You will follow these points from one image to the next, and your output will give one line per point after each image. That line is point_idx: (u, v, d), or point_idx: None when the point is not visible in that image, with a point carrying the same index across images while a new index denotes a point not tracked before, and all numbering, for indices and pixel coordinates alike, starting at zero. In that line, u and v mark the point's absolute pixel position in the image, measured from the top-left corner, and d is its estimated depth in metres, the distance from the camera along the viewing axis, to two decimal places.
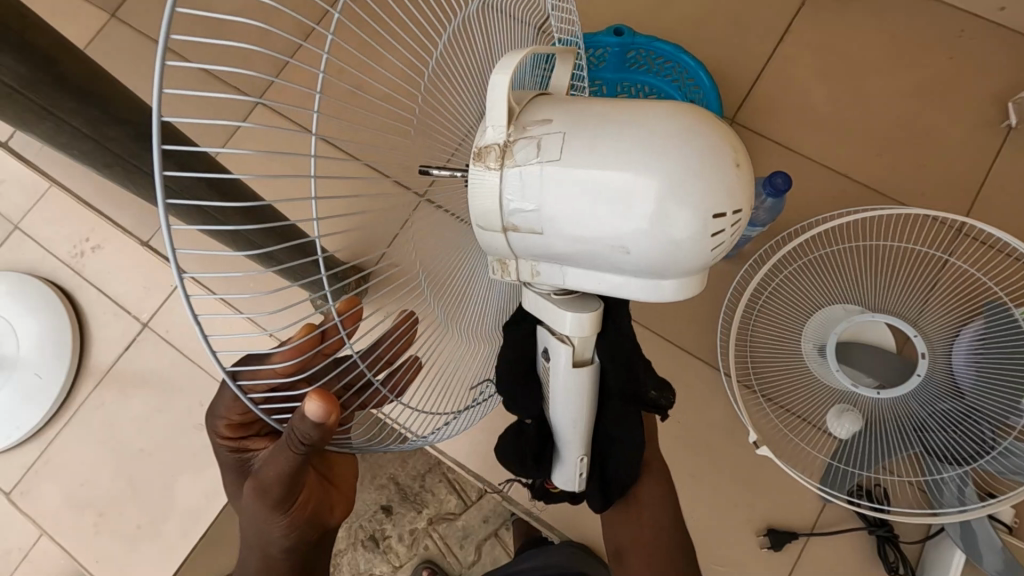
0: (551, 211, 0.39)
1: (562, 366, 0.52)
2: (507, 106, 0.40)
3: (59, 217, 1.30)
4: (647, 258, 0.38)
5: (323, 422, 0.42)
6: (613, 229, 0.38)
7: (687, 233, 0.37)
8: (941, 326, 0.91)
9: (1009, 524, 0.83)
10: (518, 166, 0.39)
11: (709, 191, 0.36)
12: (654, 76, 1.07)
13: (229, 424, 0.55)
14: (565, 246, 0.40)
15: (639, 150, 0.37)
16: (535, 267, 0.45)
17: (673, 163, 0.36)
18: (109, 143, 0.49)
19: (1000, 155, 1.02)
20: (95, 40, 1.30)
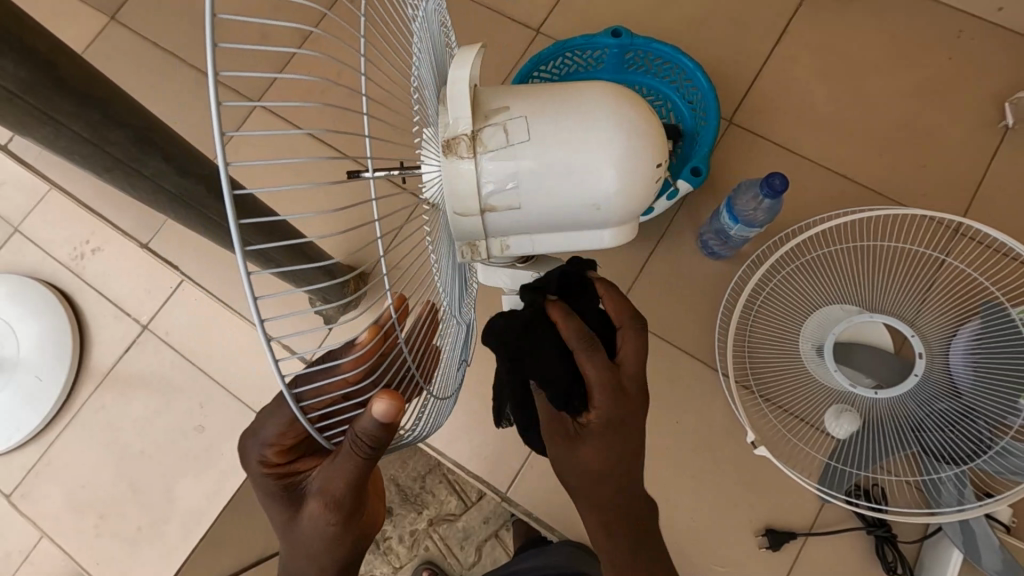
0: (526, 190, 0.43)
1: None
2: (469, 101, 0.43)
3: (59, 220, 1.30)
4: (614, 212, 0.44)
5: (389, 421, 0.42)
6: (582, 195, 0.43)
7: (641, 183, 0.44)
8: (937, 326, 0.92)
9: (1007, 524, 0.83)
10: (491, 152, 0.42)
11: (648, 144, 0.43)
12: (653, 76, 1.08)
13: (279, 450, 0.52)
14: (540, 216, 0.45)
15: (592, 122, 0.42)
16: (504, 243, 0.47)
17: (621, 129, 0.42)
18: (109, 146, 0.49)
19: (997, 155, 1.02)
20: (95, 42, 1.30)
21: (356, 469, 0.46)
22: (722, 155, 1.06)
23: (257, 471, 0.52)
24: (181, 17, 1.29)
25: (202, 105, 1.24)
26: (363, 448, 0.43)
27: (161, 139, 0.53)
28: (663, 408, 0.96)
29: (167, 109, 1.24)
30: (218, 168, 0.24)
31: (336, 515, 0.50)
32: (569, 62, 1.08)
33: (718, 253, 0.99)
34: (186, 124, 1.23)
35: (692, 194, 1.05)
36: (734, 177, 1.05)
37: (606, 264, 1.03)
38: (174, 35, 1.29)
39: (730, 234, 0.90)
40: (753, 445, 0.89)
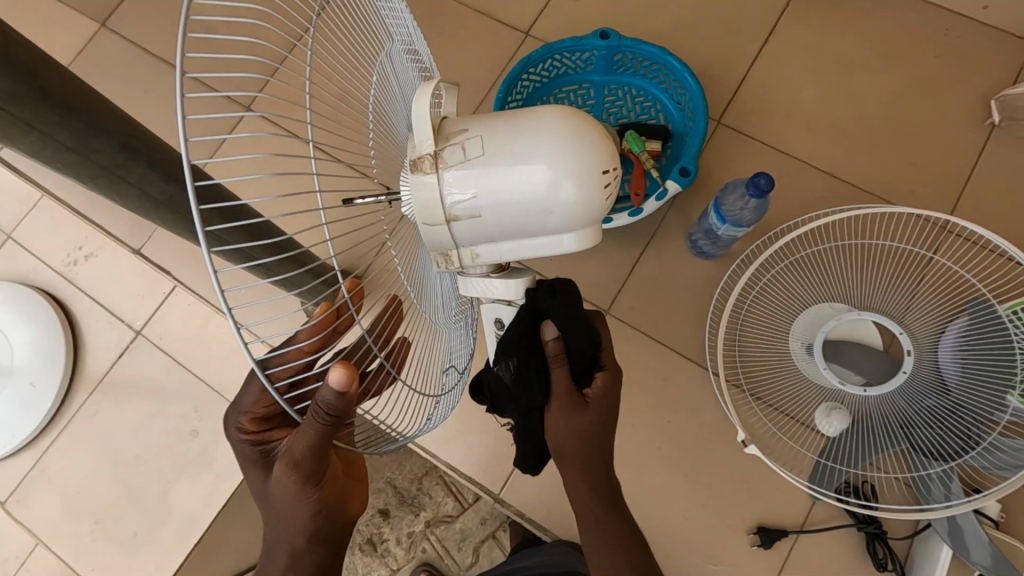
0: (483, 196, 0.45)
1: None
2: (430, 123, 0.45)
3: (53, 226, 1.30)
4: (567, 217, 0.46)
5: (346, 389, 0.47)
6: (534, 201, 0.45)
7: (590, 191, 0.45)
8: (926, 324, 0.92)
9: (995, 518, 0.84)
10: (453, 167, 0.45)
11: (594, 153, 0.45)
12: (641, 78, 1.09)
13: (253, 418, 0.59)
14: (502, 223, 0.46)
15: (541, 137, 0.44)
16: (474, 250, 0.49)
17: (567, 142, 0.44)
18: (94, 155, 0.49)
19: (985, 152, 1.03)
20: (86, 49, 1.31)
21: (316, 435, 0.49)
22: (711, 156, 1.07)
23: (236, 437, 0.59)
24: (171, 22, 1.30)
25: (195, 112, 1.24)
26: (320, 415, 0.47)
27: (146, 146, 0.53)
28: (654, 407, 0.97)
29: (159, 115, 1.25)
30: (184, 175, 0.29)
31: (297, 482, 0.54)
32: (558, 64, 1.08)
33: (707, 252, 1.00)
34: (178, 131, 1.24)
35: (683, 195, 1.05)
36: (722, 178, 1.06)
37: (596, 265, 1.03)
38: (164, 41, 1.29)
39: (719, 234, 0.91)
40: (744, 443, 0.89)
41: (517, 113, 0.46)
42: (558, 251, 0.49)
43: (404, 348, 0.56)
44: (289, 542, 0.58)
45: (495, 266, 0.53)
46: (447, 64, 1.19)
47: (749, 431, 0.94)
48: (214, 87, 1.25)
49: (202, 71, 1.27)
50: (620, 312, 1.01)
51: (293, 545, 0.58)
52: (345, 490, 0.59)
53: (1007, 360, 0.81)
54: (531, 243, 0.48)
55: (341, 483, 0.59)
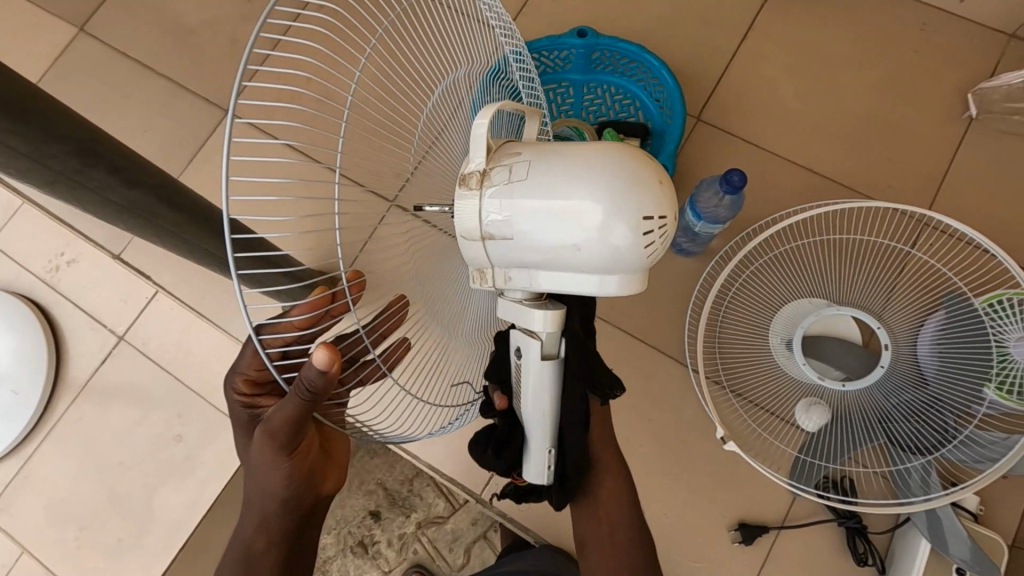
0: (518, 222, 0.46)
1: (537, 364, 0.56)
2: (485, 144, 0.48)
3: (34, 233, 1.29)
4: (599, 258, 0.44)
5: (328, 371, 0.46)
6: (565, 234, 0.44)
7: (625, 235, 0.43)
8: (904, 318, 0.92)
9: (972, 512, 0.84)
10: (495, 186, 0.47)
11: (636, 200, 0.43)
12: (620, 76, 1.08)
13: (247, 379, 0.61)
14: (532, 251, 0.46)
15: (587, 174, 0.44)
16: (507, 274, 0.50)
17: (611, 183, 0.43)
18: (48, 160, 0.48)
19: (961, 146, 1.03)
20: (64, 55, 1.30)
21: (295, 412, 0.49)
22: (691, 153, 1.07)
23: (231, 396, 0.61)
24: (147, 26, 1.29)
25: (176, 115, 1.24)
26: (301, 391, 0.46)
27: (104, 150, 0.52)
28: (636, 405, 0.97)
29: (138, 120, 1.25)
30: (228, 127, 0.32)
31: (274, 453, 0.54)
32: (536, 63, 1.08)
33: (687, 250, 1.00)
34: (160, 135, 1.24)
35: None
36: (701, 175, 1.06)
37: None
38: (144, 44, 1.28)
39: (696, 231, 0.91)
40: (723, 441, 0.89)
41: (578, 147, 0.46)
42: (597, 294, 0.47)
43: (401, 349, 0.55)
44: (261, 502, 0.59)
45: (531, 294, 0.53)
46: None
47: (730, 429, 0.94)
48: (192, 91, 1.25)
49: (181, 74, 1.26)
50: (602, 311, 1.01)
51: (264, 508, 0.59)
52: (318, 469, 0.61)
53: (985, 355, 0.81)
54: (568, 278, 0.47)
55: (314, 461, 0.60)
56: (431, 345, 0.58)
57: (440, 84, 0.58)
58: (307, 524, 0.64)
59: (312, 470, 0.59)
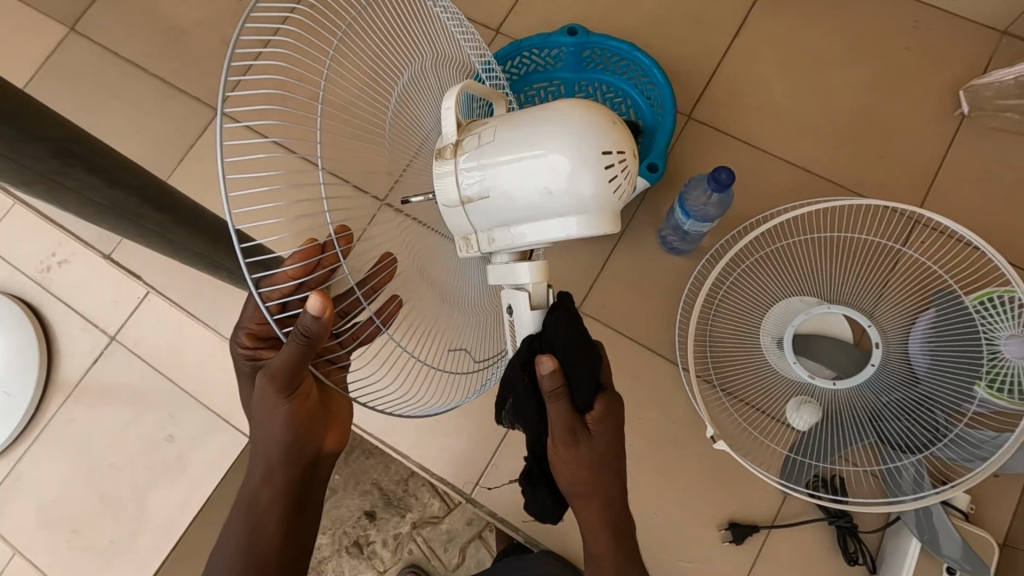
0: (491, 180, 0.50)
1: (529, 317, 0.57)
2: (455, 120, 0.54)
3: (26, 233, 1.29)
4: (568, 195, 0.48)
5: (321, 316, 0.48)
6: (535, 179, 0.48)
7: (588, 170, 0.48)
8: (895, 316, 0.92)
9: (962, 510, 0.84)
10: (467, 152, 0.52)
11: (593, 138, 0.48)
12: (611, 74, 1.08)
13: (250, 333, 0.65)
14: (508, 206, 0.51)
15: (548, 124, 0.49)
16: (489, 237, 0.54)
17: (569, 127, 0.48)
18: (24, 159, 0.47)
19: (953, 143, 1.03)
20: (54, 55, 1.30)
21: (293, 362, 0.51)
22: (682, 151, 1.06)
23: (236, 350, 0.66)
24: (139, 26, 1.29)
25: (167, 115, 1.24)
26: (297, 338, 0.49)
27: (83, 149, 0.52)
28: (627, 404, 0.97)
29: (130, 120, 1.24)
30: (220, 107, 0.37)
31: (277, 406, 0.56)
32: (528, 61, 1.08)
33: (678, 249, 1.00)
34: (151, 136, 1.23)
35: (652, 190, 1.04)
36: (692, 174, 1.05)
37: (570, 263, 1.03)
38: (135, 44, 1.28)
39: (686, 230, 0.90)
40: (713, 440, 0.88)
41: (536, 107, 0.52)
42: (573, 236, 0.50)
43: (395, 305, 0.61)
44: (265, 454, 0.60)
45: (519, 254, 0.58)
46: None
47: (720, 429, 0.93)
48: (183, 90, 1.25)
49: (172, 74, 1.26)
50: (593, 311, 1.00)
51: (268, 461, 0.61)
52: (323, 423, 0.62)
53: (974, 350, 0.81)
54: (543, 222, 0.50)
55: (316, 418, 0.61)
56: (426, 307, 0.60)
57: (406, 71, 0.58)
58: (310, 482, 0.65)
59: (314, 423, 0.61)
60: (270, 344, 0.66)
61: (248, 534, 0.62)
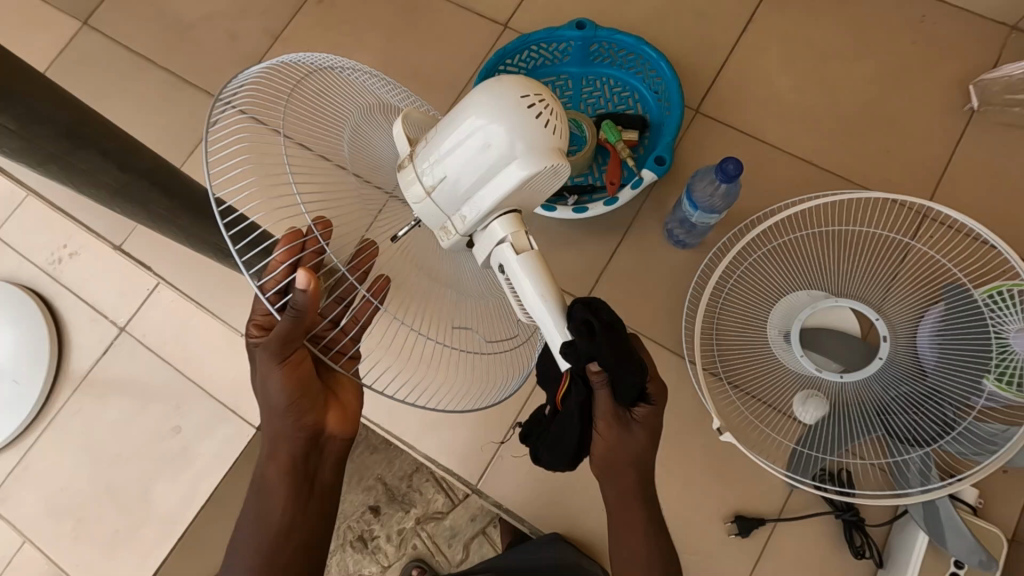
0: (446, 162, 0.54)
1: (518, 264, 0.57)
2: (405, 138, 0.59)
3: (37, 225, 1.31)
4: (505, 143, 0.52)
5: (309, 290, 0.50)
6: (474, 142, 0.52)
7: (513, 115, 0.52)
8: (904, 309, 0.91)
9: (972, 504, 0.83)
10: (419, 152, 0.56)
11: (508, 88, 0.53)
12: (618, 68, 1.09)
13: (258, 325, 0.63)
14: (464, 177, 0.53)
15: (470, 98, 0.54)
16: (460, 216, 0.55)
17: (485, 91, 0.53)
18: (38, 139, 0.48)
19: (963, 138, 1.02)
20: (67, 49, 1.32)
21: (287, 336, 0.54)
22: (689, 145, 1.06)
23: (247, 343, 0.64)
24: (149, 21, 1.30)
25: (176, 109, 1.25)
26: (290, 313, 0.52)
27: (93, 131, 0.53)
28: None
29: (140, 113, 1.26)
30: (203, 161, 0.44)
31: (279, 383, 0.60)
32: (535, 56, 1.09)
33: (684, 242, 1.00)
34: (160, 129, 1.25)
35: (658, 185, 1.05)
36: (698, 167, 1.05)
37: (573, 255, 1.03)
38: (146, 39, 1.30)
39: (693, 222, 0.90)
40: (719, 432, 0.88)
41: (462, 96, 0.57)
42: (525, 178, 0.52)
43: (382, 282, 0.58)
44: (271, 425, 0.64)
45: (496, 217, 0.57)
46: (424, 61, 1.19)
47: (726, 422, 0.93)
48: (193, 84, 1.26)
49: (183, 68, 1.27)
50: None
51: (273, 430, 0.64)
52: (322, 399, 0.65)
53: (964, 334, 0.82)
54: (496, 174, 0.53)
55: (312, 390, 0.63)
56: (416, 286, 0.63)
57: (351, 119, 0.61)
58: (317, 455, 0.68)
59: (308, 399, 0.63)
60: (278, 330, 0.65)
61: (264, 504, 0.65)
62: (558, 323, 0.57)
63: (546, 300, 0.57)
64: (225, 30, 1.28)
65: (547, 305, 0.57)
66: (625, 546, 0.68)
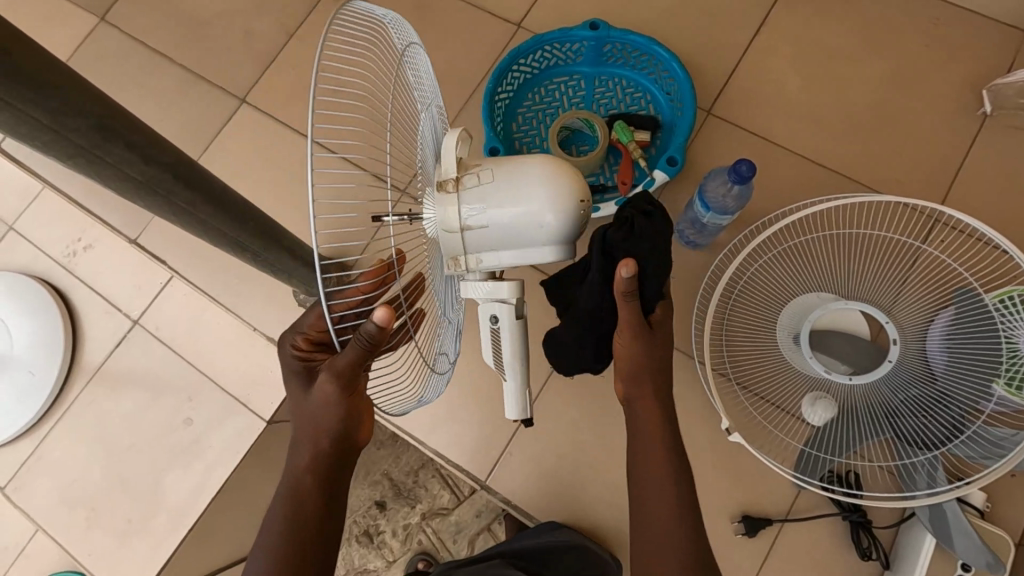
0: (492, 217, 0.54)
1: (511, 324, 0.65)
2: (455, 158, 0.55)
3: (53, 218, 1.32)
4: (549, 233, 0.55)
5: (386, 328, 0.48)
6: (525, 217, 0.54)
7: (567, 214, 0.54)
8: (914, 313, 0.91)
9: (979, 507, 0.84)
10: (468, 189, 0.54)
11: (571, 184, 0.54)
12: (631, 69, 1.09)
13: (307, 338, 0.63)
14: (501, 237, 0.55)
15: (535, 176, 0.54)
16: (477, 259, 0.57)
17: (552, 179, 0.54)
18: (69, 133, 0.49)
19: (976, 141, 1.02)
20: (84, 44, 1.33)
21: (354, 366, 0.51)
22: (701, 146, 1.07)
23: (287, 351, 0.64)
24: (166, 18, 1.32)
25: (192, 106, 1.26)
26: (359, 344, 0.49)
27: (122, 126, 0.54)
28: None
29: (155, 108, 1.27)
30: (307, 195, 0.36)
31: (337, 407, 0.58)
32: (548, 56, 1.09)
33: (694, 242, 1.00)
34: (175, 124, 1.26)
35: (669, 186, 1.05)
36: (709, 169, 1.05)
37: None
38: (162, 34, 1.31)
39: (704, 222, 0.90)
40: (728, 432, 0.89)
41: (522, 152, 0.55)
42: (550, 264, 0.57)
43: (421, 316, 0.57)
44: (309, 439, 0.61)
45: (489, 274, 0.62)
46: (437, 60, 1.20)
47: (734, 422, 0.93)
48: (208, 80, 1.27)
49: (199, 64, 1.29)
50: None
51: (317, 443, 0.61)
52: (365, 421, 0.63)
53: (976, 341, 0.82)
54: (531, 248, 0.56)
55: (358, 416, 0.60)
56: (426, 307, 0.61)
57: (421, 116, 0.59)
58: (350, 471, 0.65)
59: (359, 410, 0.60)
60: (326, 347, 0.65)
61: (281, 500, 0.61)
62: (520, 384, 0.70)
63: (518, 362, 0.68)
64: (241, 27, 1.29)
65: (517, 372, 0.69)
66: (648, 489, 0.65)
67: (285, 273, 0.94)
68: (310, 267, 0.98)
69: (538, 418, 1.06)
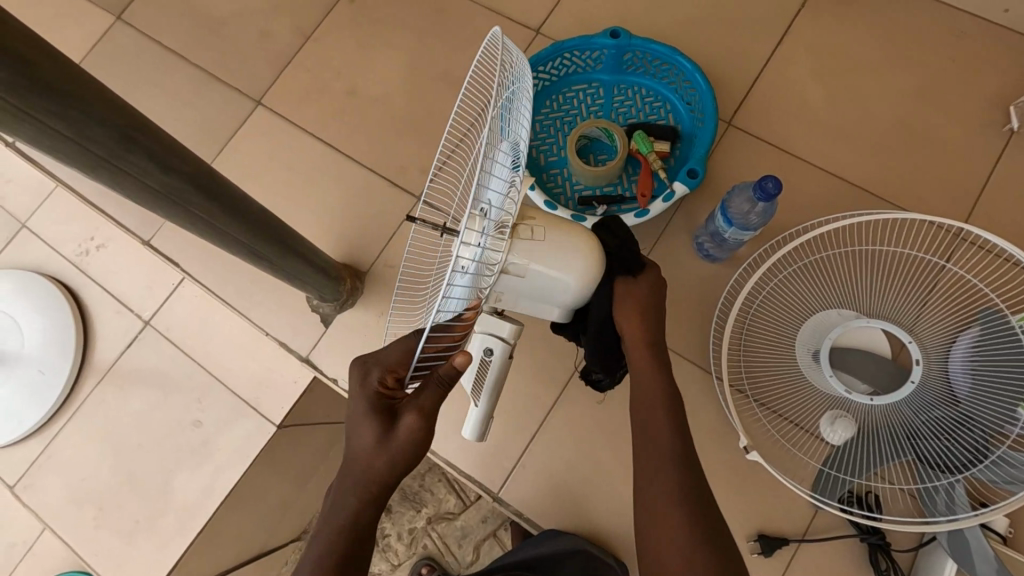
0: (530, 272, 0.61)
1: (501, 360, 0.68)
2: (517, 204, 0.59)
3: (66, 216, 1.32)
4: (562, 300, 0.66)
5: None
6: (551, 286, 0.63)
7: (581, 291, 0.65)
8: (937, 333, 0.90)
9: (1001, 533, 0.82)
10: (521, 240, 0.59)
11: (593, 268, 0.64)
12: (651, 78, 1.08)
13: (393, 375, 0.62)
14: (524, 289, 0.63)
15: (572, 252, 0.63)
16: (497, 296, 0.65)
17: (585, 259, 0.63)
18: (91, 143, 0.49)
19: (1002, 159, 1.01)
20: (100, 43, 1.33)
21: None
22: (721, 157, 1.06)
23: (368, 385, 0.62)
24: (182, 17, 1.31)
25: (207, 106, 1.26)
26: None
27: (144, 136, 0.53)
28: None
29: (170, 108, 1.27)
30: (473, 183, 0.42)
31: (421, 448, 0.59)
32: (567, 63, 1.08)
33: (714, 256, 0.99)
34: (188, 125, 1.25)
35: (690, 198, 1.04)
36: (729, 181, 1.04)
37: None
38: (178, 33, 1.30)
39: (726, 237, 0.89)
40: (746, 450, 0.87)
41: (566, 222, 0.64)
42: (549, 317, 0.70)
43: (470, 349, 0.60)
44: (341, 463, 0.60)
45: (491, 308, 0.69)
46: (455, 65, 1.19)
47: (752, 439, 0.92)
48: (223, 81, 1.27)
49: (214, 64, 1.28)
50: None
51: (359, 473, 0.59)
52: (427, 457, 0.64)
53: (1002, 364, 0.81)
54: (549, 300, 0.65)
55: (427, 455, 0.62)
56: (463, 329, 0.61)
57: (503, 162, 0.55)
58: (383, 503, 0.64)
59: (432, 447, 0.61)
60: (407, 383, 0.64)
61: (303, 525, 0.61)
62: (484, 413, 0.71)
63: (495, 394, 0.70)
64: (256, 27, 1.28)
65: (487, 401, 0.70)
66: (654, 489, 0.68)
67: (300, 279, 0.93)
68: (323, 273, 0.97)
69: (552, 430, 1.05)
